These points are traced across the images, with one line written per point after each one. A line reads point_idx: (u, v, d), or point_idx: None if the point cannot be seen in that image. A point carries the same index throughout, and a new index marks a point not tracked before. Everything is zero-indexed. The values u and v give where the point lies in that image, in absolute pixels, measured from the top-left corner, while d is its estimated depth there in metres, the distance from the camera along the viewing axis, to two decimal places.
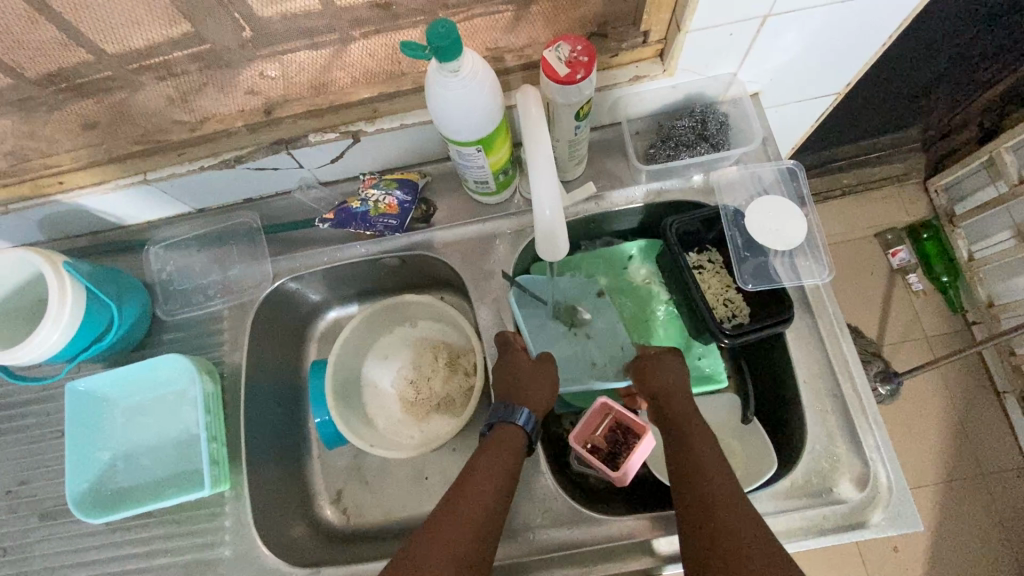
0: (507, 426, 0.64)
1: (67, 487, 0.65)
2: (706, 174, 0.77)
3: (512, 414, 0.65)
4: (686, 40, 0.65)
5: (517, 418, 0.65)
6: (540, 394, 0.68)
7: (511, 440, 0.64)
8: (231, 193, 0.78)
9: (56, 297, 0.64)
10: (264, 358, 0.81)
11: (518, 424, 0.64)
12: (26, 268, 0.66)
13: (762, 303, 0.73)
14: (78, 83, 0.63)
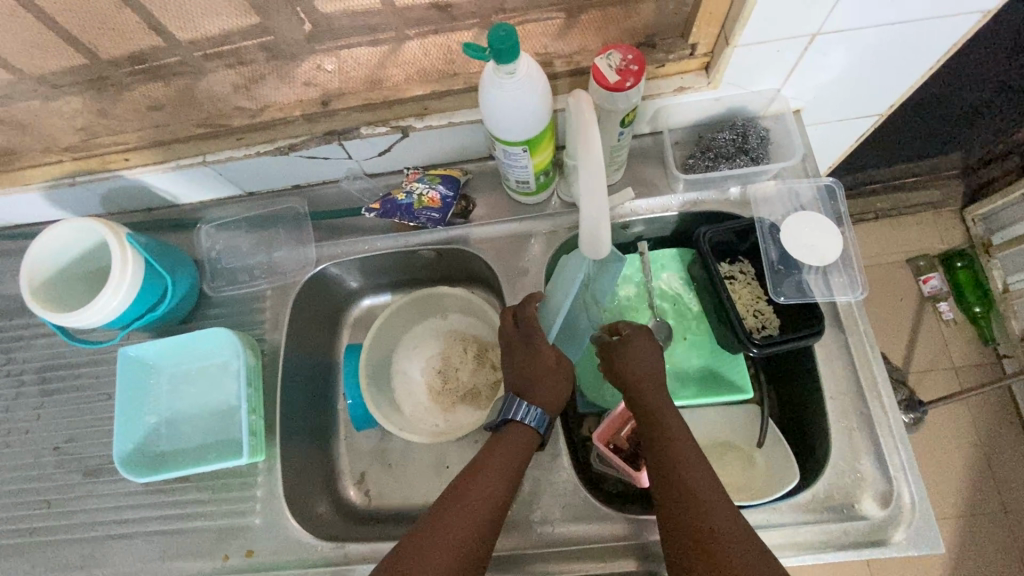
0: (516, 425, 0.65)
1: (115, 447, 0.69)
2: (742, 187, 0.78)
3: (522, 412, 0.65)
4: (733, 55, 0.66)
5: (528, 417, 0.65)
6: (552, 388, 0.68)
7: (519, 437, 0.65)
8: (282, 179, 0.82)
9: (118, 265, 0.68)
10: (302, 339, 0.84)
11: (527, 423, 0.65)
12: (89, 238, 0.70)
13: (792, 316, 0.73)
14: (151, 66, 0.68)
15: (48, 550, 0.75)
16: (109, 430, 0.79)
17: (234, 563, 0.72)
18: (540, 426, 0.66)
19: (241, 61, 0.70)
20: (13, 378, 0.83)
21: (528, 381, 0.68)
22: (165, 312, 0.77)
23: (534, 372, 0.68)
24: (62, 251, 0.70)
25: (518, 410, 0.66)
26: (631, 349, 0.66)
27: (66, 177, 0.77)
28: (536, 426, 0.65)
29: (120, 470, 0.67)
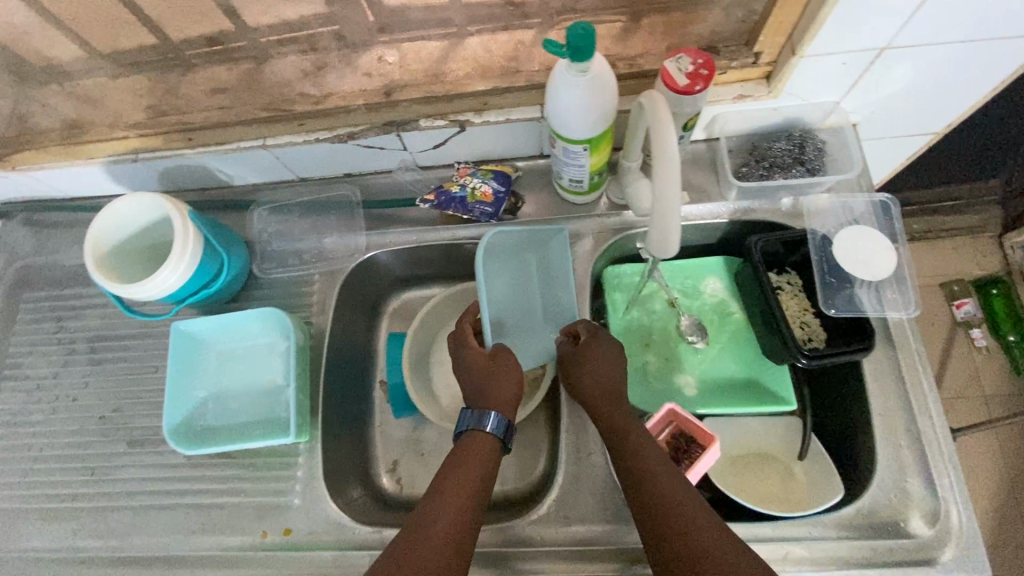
0: (477, 433, 0.65)
1: (167, 417, 0.70)
2: (796, 198, 0.78)
3: (478, 420, 0.66)
4: (798, 65, 0.66)
5: (485, 422, 0.66)
6: (507, 395, 0.67)
7: (480, 445, 0.65)
8: (336, 166, 0.83)
9: (181, 244, 0.69)
10: (345, 325, 0.85)
11: (485, 429, 0.65)
12: (146, 216, 0.72)
13: (840, 330, 0.73)
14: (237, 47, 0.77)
15: (90, 515, 0.77)
16: (155, 402, 0.81)
17: (272, 540, 0.73)
18: (501, 432, 0.66)
19: (314, 47, 0.77)
20: (64, 346, 0.85)
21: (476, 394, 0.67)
22: (220, 288, 0.78)
23: (485, 381, 0.68)
24: (122, 227, 0.71)
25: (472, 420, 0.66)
26: (586, 354, 0.69)
27: (129, 152, 0.78)
28: (498, 433, 0.66)
29: (172, 442, 0.68)
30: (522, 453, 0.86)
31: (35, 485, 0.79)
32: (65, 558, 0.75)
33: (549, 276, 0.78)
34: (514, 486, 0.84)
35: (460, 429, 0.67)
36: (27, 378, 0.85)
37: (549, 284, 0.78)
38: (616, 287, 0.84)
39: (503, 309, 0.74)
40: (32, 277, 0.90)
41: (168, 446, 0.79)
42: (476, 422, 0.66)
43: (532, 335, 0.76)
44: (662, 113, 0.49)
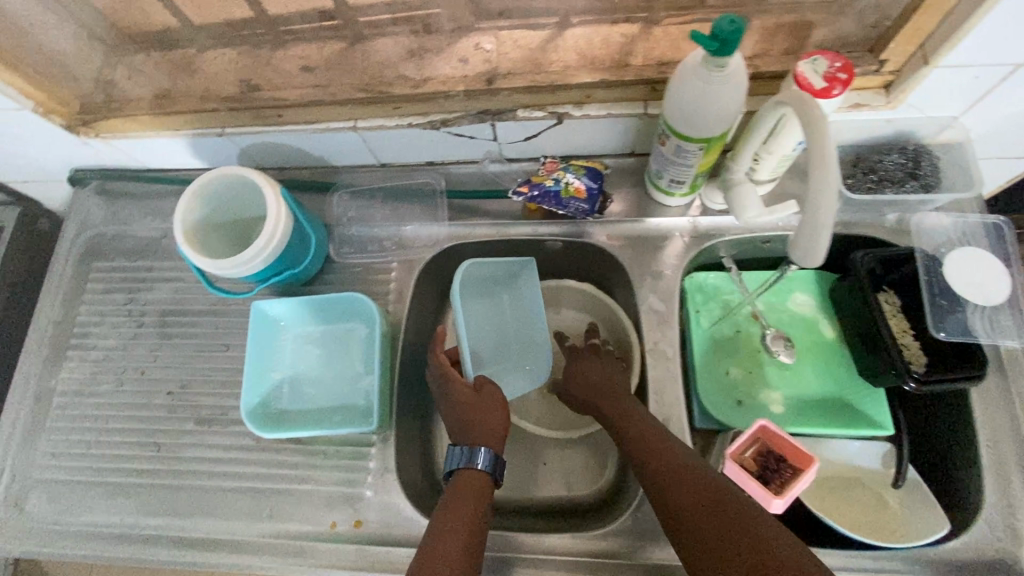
0: (466, 471, 0.66)
1: (246, 398, 0.69)
2: (901, 215, 0.76)
3: (469, 457, 0.66)
4: (928, 75, 0.62)
5: (476, 460, 0.66)
6: (493, 426, 0.69)
7: (472, 481, 0.65)
8: (421, 153, 0.82)
9: (272, 224, 0.68)
10: (419, 315, 0.83)
11: (478, 467, 0.66)
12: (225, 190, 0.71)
13: (942, 356, 0.69)
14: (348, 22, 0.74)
15: (155, 492, 0.76)
16: (226, 381, 0.80)
17: (343, 531, 0.71)
18: (491, 467, 0.66)
19: (426, 28, 0.75)
20: (134, 318, 0.84)
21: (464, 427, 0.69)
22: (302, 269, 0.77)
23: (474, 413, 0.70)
24: (217, 195, 0.72)
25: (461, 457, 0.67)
26: (579, 373, 0.76)
27: (216, 127, 0.77)
28: (488, 468, 0.66)
29: (251, 424, 0.67)
30: (589, 457, 0.83)
31: (100, 457, 0.78)
32: (129, 534, 0.74)
33: (523, 310, 0.83)
34: (583, 492, 0.81)
35: (451, 469, 0.67)
36: (96, 348, 0.83)
37: (523, 317, 0.83)
38: (700, 297, 0.81)
39: (485, 342, 0.81)
40: (103, 246, 0.89)
41: (238, 426, 0.77)
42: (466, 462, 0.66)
43: (511, 365, 0.81)
44: (816, 111, 0.49)
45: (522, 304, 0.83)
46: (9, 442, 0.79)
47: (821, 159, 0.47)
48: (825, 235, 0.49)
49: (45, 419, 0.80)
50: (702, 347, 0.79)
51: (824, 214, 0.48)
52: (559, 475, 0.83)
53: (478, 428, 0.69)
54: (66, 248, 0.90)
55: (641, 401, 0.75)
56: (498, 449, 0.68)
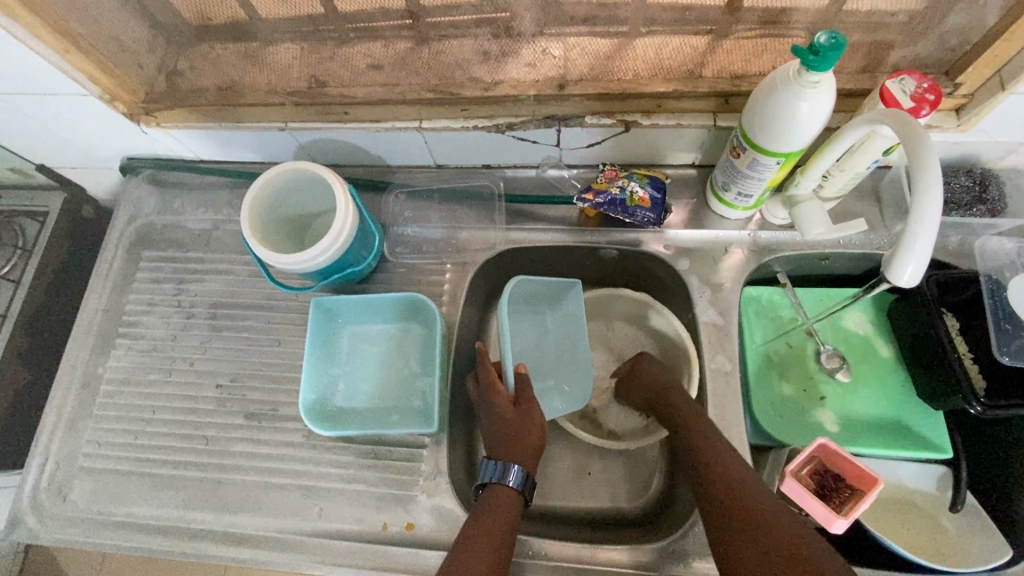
0: (499, 487, 0.65)
1: (304, 394, 0.71)
2: (963, 237, 0.77)
3: (501, 473, 0.65)
4: (1004, 100, 0.62)
5: (506, 477, 0.65)
6: (529, 445, 0.67)
7: (502, 498, 0.64)
8: (480, 156, 0.82)
9: (341, 222, 0.70)
10: (471, 318, 0.83)
11: (508, 484, 0.65)
12: (283, 186, 0.73)
13: (1005, 381, 0.69)
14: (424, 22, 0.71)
15: (201, 486, 0.75)
16: (276, 376, 0.79)
17: (394, 533, 0.70)
18: (522, 485, 0.65)
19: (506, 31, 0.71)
20: (184, 309, 0.84)
21: (500, 442, 0.68)
22: (363, 266, 0.78)
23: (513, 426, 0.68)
24: (288, 187, 0.73)
25: (495, 472, 0.66)
26: (649, 382, 0.75)
27: (279, 121, 0.78)
28: (518, 485, 0.65)
29: (309, 421, 0.69)
30: (633, 467, 0.80)
31: (146, 448, 0.77)
32: (172, 528, 0.73)
33: (566, 329, 0.82)
34: (628, 503, 0.79)
35: (482, 481, 0.66)
36: (144, 337, 0.83)
37: (566, 336, 0.82)
38: (754, 311, 0.80)
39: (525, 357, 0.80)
40: (155, 235, 0.89)
41: (287, 423, 0.77)
42: (497, 478, 0.65)
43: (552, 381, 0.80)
44: (924, 133, 0.50)
45: (567, 322, 0.82)
46: (54, 430, 0.79)
47: (922, 180, 0.48)
48: (924, 257, 0.49)
49: (91, 407, 0.80)
50: (756, 362, 0.78)
51: (921, 238, 0.48)
52: (603, 484, 0.80)
53: (511, 443, 0.67)
54: (116, 236, 0.90)
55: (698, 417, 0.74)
56: (529, 467, 0.67)
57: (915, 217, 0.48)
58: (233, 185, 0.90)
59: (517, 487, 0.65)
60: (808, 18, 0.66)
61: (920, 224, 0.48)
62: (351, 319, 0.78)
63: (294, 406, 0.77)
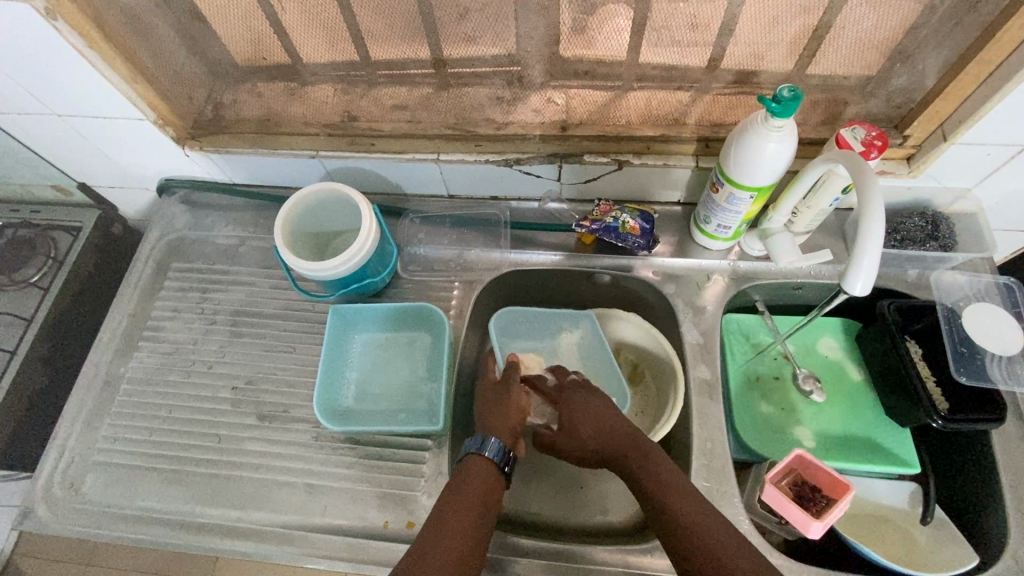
0: (476, 458, 0.69)
1: (317, 393, 0.77)
2: (921, 271, 0.86)
3: (481, 443, 0.70)
4: (946, 151, 0.73)
5: (487, 448, 0.69)
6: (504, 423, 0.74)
7: (480, 469, 0.68)
8: (488, 188, 0.92)
9: (363, 237, 0.78)
10: (474, 333, 0.90)
11: (487, 454, 0.69)
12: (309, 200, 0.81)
13: (966, 398, 0.75)
14: (448, 70, 0.82)
15: (209, 482, 0.78)
16: (290, 380, 0.84)
17: (394, 531, 0.73)
18: (500, 457, 0.69)
19: (518, 82, 0.82)
20: (207, 316, 0.90)
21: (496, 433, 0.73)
22: (378, 280, 0.85)
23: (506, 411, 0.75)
24: (315, 207, 0.83)
25: (478, 444, 0.70)
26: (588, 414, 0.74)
27: (310, 150, 0.87)
28: (497, 460, 0.69)
29: (322, 418, 0.76)
30: (625, 482, 0.84)
31: (160, 445, 0.81)
32: (179, 522, 0.76)
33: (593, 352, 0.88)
34: (619, 518, 0.82)
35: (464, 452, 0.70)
36: (167, 340, 0.89)
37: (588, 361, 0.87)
38: (735, 335, 0.87)
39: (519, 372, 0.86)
40: (185, 249, 0.97)
41: (298, 424, 0.81)
42: (478, 449, 0.69)
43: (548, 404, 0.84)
44: (874, 177, 0.59)
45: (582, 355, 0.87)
46: (72, 425, 0.83)
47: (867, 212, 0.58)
48: (872, 271, 0.58)
49: (110, 405, 0.85)
50: (738, 380, 0.85)
51: (870, 255, 0.57)
52: (595, 499, 0.83)
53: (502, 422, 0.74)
54: (148, 249, 0.97)
55: (685, 428, 0.80)
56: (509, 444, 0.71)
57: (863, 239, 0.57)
58: (262, 206, 0.98)
59: (498, 461, 0.69)
60: (775, 78, 0.77)
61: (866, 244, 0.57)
62: (363, 328, 0.86)
63: (304, 408, 0.82)
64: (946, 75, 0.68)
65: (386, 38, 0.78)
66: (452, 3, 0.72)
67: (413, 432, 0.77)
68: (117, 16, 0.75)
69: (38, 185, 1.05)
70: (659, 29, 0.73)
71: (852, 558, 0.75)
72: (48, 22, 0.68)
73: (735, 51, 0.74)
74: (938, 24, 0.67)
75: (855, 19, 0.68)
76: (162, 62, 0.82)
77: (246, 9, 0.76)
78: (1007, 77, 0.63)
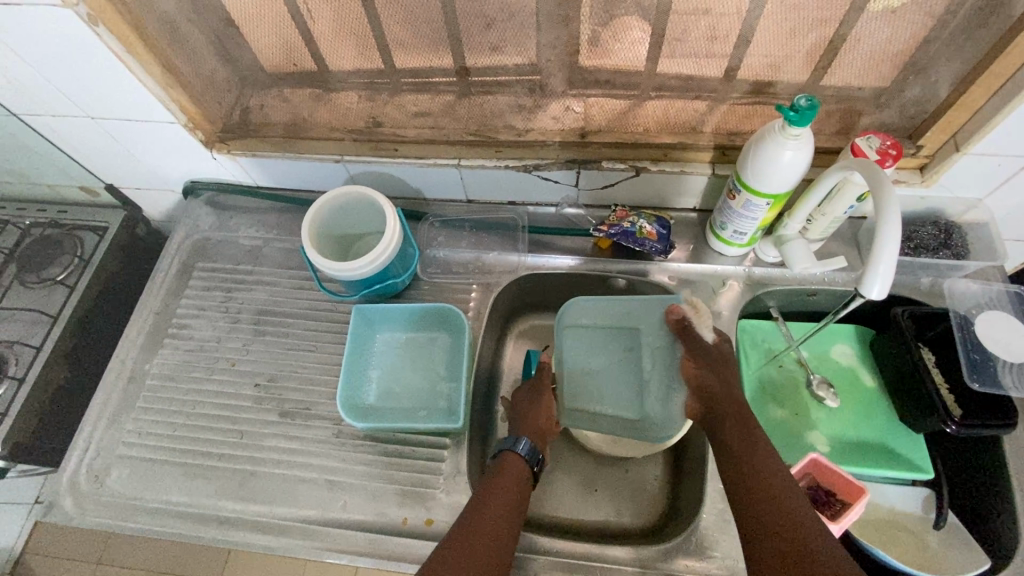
0: (510, 454, 0.72)
1: (340, 390, 0.79)
2: (934, 279, 0.87)
3: (513, 443, 0.73)
4: (959, 161, 0.75)
5: (518, 446, 0.72)
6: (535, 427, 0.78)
7: (513, 467, 0.71)
8: (507, 193, 0.94)
9: (388, 239, 0.80)
10: (491, 334, 0.91)
11: (518, 452, 0.72)
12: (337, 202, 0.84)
13: (979, 404, 0.76)
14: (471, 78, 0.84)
15: (231, 478, 0.79)
16: (311, 378, 0.86)
17: (414, 527, 0.74)
18: (530, 456, 0.72)
19: (539, 90, 0.84)
20: (230, 315, 0.92)
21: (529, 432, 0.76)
22: (400, 280, 0.87)
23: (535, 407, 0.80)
24: (341, 209, 0.85)
25: (511, 443, 0.73)
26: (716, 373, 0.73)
27: (335, 154, 0.90)
28: (527, 457, 0.72)
29: (345, 414, 0.78)
30: (638, 486, 0.85)
31: (184, 440, 0.83)
32: (201, 515, 0.77)
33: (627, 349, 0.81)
34: (633, 519, 0.83)
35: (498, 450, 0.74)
36: (191, 338, 0.91)
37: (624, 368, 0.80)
38: (750, 340, 0.89)
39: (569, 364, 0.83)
40: (209, 249, 0.99)
41: (319, 421, 0.82)
42: (510, 446, 0.72)
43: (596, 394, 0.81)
44: (889, 182, 0.61)
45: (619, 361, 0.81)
46: (98, 419, 0.85)
47: (884, 216, 0.59)
48: (889, 276, 0.59)
49: (135, 400, 0.87)
50: (753, 383, 0.86)
51: (886, 261, 0.59)
52: (609, 501, 0.84)
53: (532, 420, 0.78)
54: (173, 249, 0.99)
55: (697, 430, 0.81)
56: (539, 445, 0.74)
57: (879, 246, 0.59)
58: (285, 208, 1.01)
59: (530, 461, 0.72)
60: (790, 89, 0.79)
61: (883, 251, 0.58)
62: (384, 328, 0.88)
63: (325, 405, 0.83)
64: (958, 87, 0.70)
65: (412, 47, 0.81)
66: (477, 14, 0.74)
67: (433, 430, 0.78)
68: (154, 23, 0.78)
69: (66, 186, 1.08)
70: (678, 41, 0.75)
71: (867, 563, 0.76)
72: (90, 27, 0.71)
73: (752, 62, 0.76)
74: (950, 38, 0.69)
75: (870, 32, 0.70)
76: (194, 68, 0.85)
77: (278, 18, 0.78)
78: (1018, 90, 0.65)
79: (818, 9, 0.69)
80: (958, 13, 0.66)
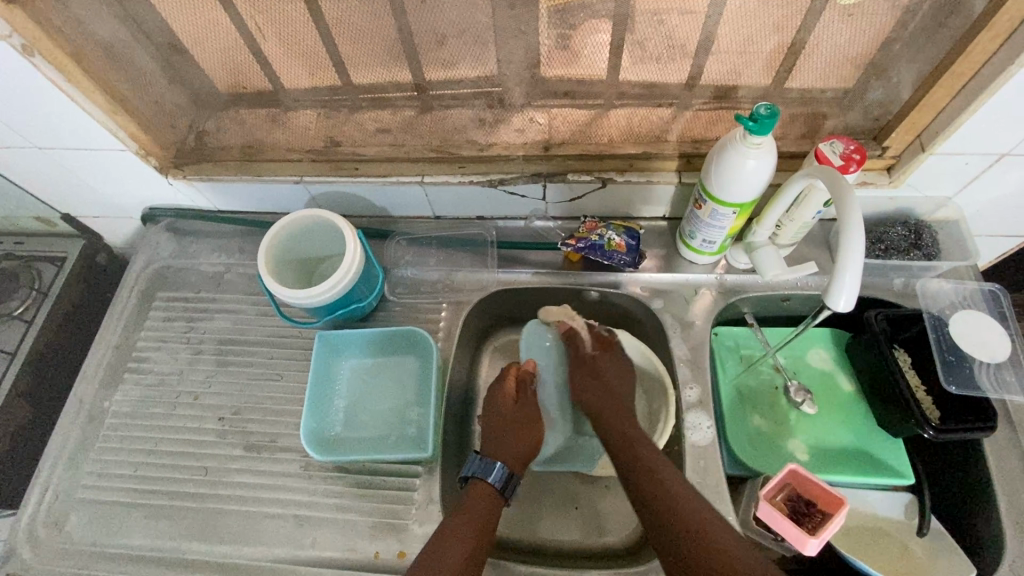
0: (480, 483, 0.70)
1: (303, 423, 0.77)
2: (907, 279, 0.86)
3: (486, 469, 0.71)
4: (924, 161, 0.74)
5: (490, 474, 0.70)
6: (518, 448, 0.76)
7: (482, 496, 0.69)
8: (474, 208, 0.91)
9: (349, 261, 0.78)
10: (463, 353, 0.89)
11: (490, 480, 0.70)
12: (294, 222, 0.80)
13: (955, 405, 0.76)
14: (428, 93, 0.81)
15: (196, 517, 0.76)
16: (277, 409, 0.83)
17: (386, 561, 0.72)
18: (502, 483, 0.71)
19: (500, 103, 0.82)
20: (192, 345, 0.89)
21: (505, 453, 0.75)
22: (364, 303, 0.85)
23: (517, 429, 0.77)
24: (299, 232, 0.83)
25: (484, 470, 0.71)
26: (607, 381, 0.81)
27: (294, 176, 0.87)
28: (498, 484, 0.70)
29: (309, 447, 0.75)
30: (619, 502, 0.83)
31: (145, 479, 0.80)
32: (166, 558, 0.74)
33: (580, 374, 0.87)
34: (615, 537, 0.81)
35: (466, 474, 0.72)
36: (152, 371, 0.88)
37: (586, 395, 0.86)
38: (725, 348, 0.87)
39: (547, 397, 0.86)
40: (169, 277, 0.96)
41: (287, 453, 0.80)
42: (482, 474, 0.70)
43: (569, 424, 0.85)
44: (850, 189, 0.60)
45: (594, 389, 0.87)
46: (55, 462, 0.82)
47: (846, 228, 0.58)
48: (853, 288, 0.58)
49: (94, 440, 0.83)
50: (729, 393, 0.84)
51: (851, 271, 0.58)
52: (590, 518, 0.82)
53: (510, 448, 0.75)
54: (132, 279, 0.96)
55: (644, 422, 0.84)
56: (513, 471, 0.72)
57: (843, 259, 0.58)
58: (247, 232, 0.98)
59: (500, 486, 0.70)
60: (754, 94, 0.77)
61: (846, 264, 0.57)
62: (351, 353, 0.85)
63: (292, 437, 0.81)
64: (922, 87, 0.69)
65: (366, 64, 0.78)
66: (430, 30, 0.72)
67: (402, 457, 0.76)
68: (94, 49, 0.74)
69: (20, 217, 1.04)
70: (636, 48, 0.73)
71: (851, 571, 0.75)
72: (25, 56, 0.69)
73: (712, 69, 0.75)
74: (911, 38, 0.67)
75: (830, 33, 0.69)
76: (143, 95, 0.82)
77: (225, 40, 0.75)
78: (980, 90, 0.64)
79: (776, 13, 0.67)
80: (916, 12, 0.65)
